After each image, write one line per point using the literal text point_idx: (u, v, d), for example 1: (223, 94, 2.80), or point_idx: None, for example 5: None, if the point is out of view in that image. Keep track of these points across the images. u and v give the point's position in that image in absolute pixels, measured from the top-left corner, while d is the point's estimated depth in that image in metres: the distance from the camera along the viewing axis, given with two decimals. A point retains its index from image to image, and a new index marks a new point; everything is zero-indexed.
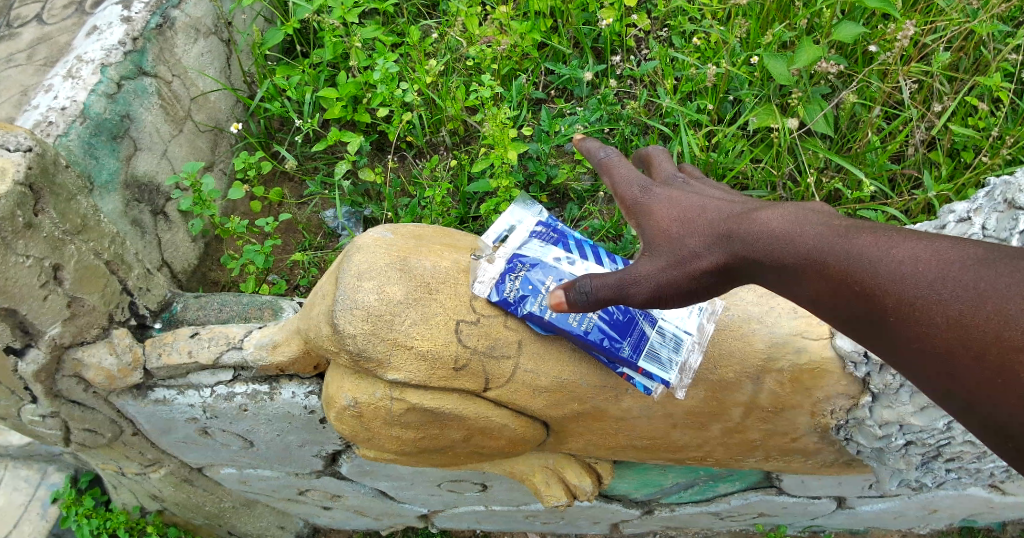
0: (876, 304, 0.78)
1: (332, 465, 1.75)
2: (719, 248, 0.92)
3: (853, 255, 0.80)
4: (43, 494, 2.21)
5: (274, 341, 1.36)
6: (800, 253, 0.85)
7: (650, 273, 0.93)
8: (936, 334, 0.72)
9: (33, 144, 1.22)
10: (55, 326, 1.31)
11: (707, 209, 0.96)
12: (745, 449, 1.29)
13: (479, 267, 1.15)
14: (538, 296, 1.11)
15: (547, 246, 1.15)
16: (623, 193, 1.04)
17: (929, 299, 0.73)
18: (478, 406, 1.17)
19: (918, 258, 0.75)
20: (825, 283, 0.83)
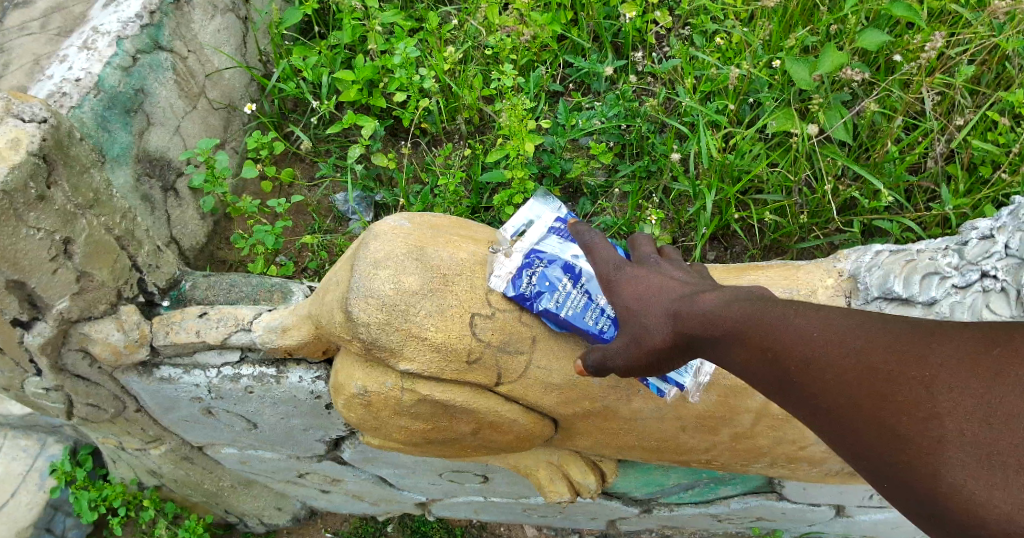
0: (791, 370, 0.83)
1: (335, 450, 1.75)
2: (668, 327, 0.94)
3: (772, 325, 0.86)
4: (41, 465, 2.19)
5: (284, 325, 1.35)
6: (730, 327, 0.89)
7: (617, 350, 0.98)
8: (840, 395, 0.78)
9: (48, 115, 1.20)
10: (63, 300, 1.30)
11: (663, 285, 0.98)
12: (752, 455, 1.29)
13: (497, 263, 1.14)
14: (555, 293, 1.09)
15: (567, 242, 1.13)
16: (599, 270, 1.05)
17: (834, 363, 0.79)
18: (488, 400, 1.16)
19: (824, 327, 0.82)
20: (748, 352, 0.87)
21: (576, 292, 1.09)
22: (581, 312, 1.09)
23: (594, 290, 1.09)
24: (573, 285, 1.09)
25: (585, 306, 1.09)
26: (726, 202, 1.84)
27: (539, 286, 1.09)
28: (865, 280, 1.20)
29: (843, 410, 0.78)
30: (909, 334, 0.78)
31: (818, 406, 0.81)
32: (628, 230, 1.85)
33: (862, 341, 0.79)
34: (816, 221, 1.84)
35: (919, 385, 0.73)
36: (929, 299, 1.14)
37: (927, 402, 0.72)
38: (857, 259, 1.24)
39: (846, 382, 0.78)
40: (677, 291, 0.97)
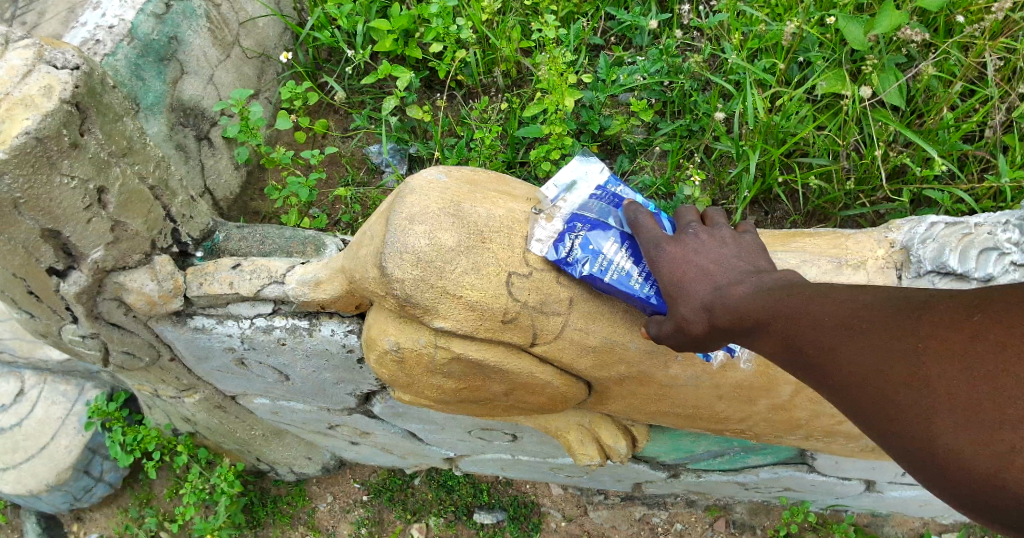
0: (806, 353, 0.82)
1: (365, 404, 1.76)
2: (701, 316, 0.92)
3: (784, 308, 0.84)
4: (79, 409, 2.23)
5: (318, 278, 1.33)
6: (752, 311, 0.87)
7: (665, 333, 0.98)
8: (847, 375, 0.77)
9: (81, 62, 1.18)
10: (98, 249, 1.30)
11: (702, 268, 0.94)
12: (789, 427, 1.26)
13: (537, 227, 1.09)
14: (599, 257, 1.05)
15: (613, 203, 1.07)
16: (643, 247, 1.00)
17: (839, 345, 0.77)
18: (523, 360, 1.15)
19: (833, 307, 0.80)
20: (769, 339, 0.86)
21: (622, 256, 1.05)
22: (626, 275, 1.04)
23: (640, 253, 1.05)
24: (618, 248, 1.05)
25: (630, 270, 1.04)
26: (770, 164, 1.77)
27: (581, 251, 1.06)
28: (918, 252, 1.14)
29: (851, 389, 0.77)
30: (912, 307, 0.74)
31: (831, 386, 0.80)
32: (666, 192, 1.80)
33: (866, 319, 0.76)
34: (863, 188, 1.77)
35: (916, 360, 0.71)
36: (986, 275, 1.09)
37: (926, 376, 0.70)
38: (911, 230, 1.18)
39: (849, 364, 0.76)
40: (711, 274, 0.93)
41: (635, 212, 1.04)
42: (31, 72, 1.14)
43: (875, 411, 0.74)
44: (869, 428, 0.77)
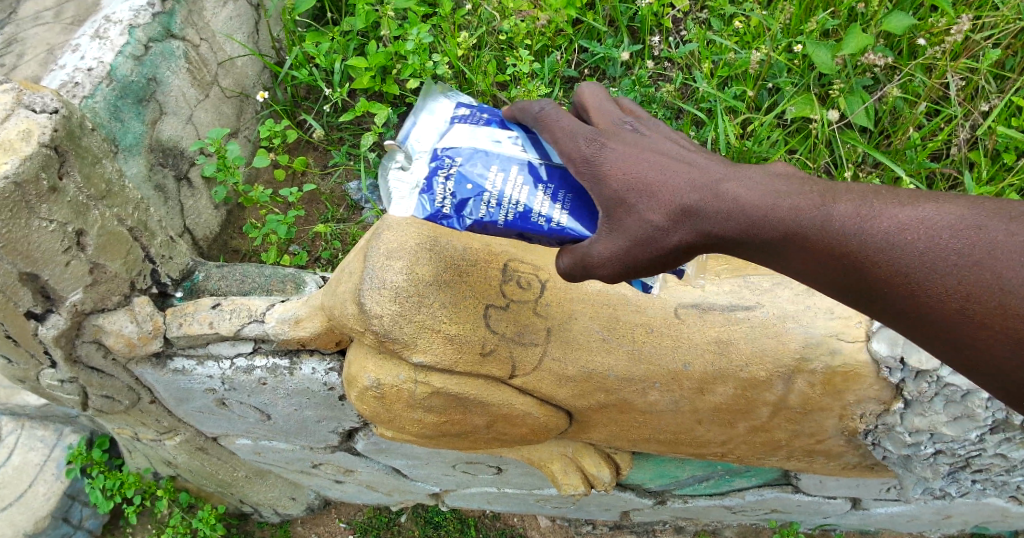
0: (832, 266, 0.76)
1: (348, 441, 1.75)
2: (686, 224, 0.80)
3: (805, 217, 0.76)
4: (58, 454, 2.19)
5: (298, 316, 1.34)
6: (760, 220, 0.78)
7: (613, 252, 0.81)
8: (884, 286, 0.73)
9: (60, 106, 1.19)
10: (77, 292, 1.30)
11: (664, 169, 0.81)
12: (769, 448, 1.27)
13: (393, 177, 0.90)
14: (482, 199, 0.87)
15: (479, 131, 0.90)
16: (564, 146, 0.84)
17: (878, 257, 0.72)
18: (502, 393, 1.16)
19: (872, 214, 0.73)
20: (813, 259, 0.77)
21: (509, 192, 0.87)
22: (524, 212, 0.87)
23: (532, 184, 0.87)
24: (501, 184, 0.87)
25: (525, 206, 0.87)
26: None
27: (456, 194, 0.87)
28: None
29: (891, 300, 0.73)
30: (957, 211, 0.71)
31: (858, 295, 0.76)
32: None
33: (906, 228, 0.71)
34: None
35: (966, 271, 0.68)
36: None
37: (975, 286, 0.68)
38: None
39: (891, 274, 0.72)
40: (681, 177, 0.81)
41: (539, 105, 0.87)
42: (10, 116, 1.15)
43: (913, 318, 0.73)
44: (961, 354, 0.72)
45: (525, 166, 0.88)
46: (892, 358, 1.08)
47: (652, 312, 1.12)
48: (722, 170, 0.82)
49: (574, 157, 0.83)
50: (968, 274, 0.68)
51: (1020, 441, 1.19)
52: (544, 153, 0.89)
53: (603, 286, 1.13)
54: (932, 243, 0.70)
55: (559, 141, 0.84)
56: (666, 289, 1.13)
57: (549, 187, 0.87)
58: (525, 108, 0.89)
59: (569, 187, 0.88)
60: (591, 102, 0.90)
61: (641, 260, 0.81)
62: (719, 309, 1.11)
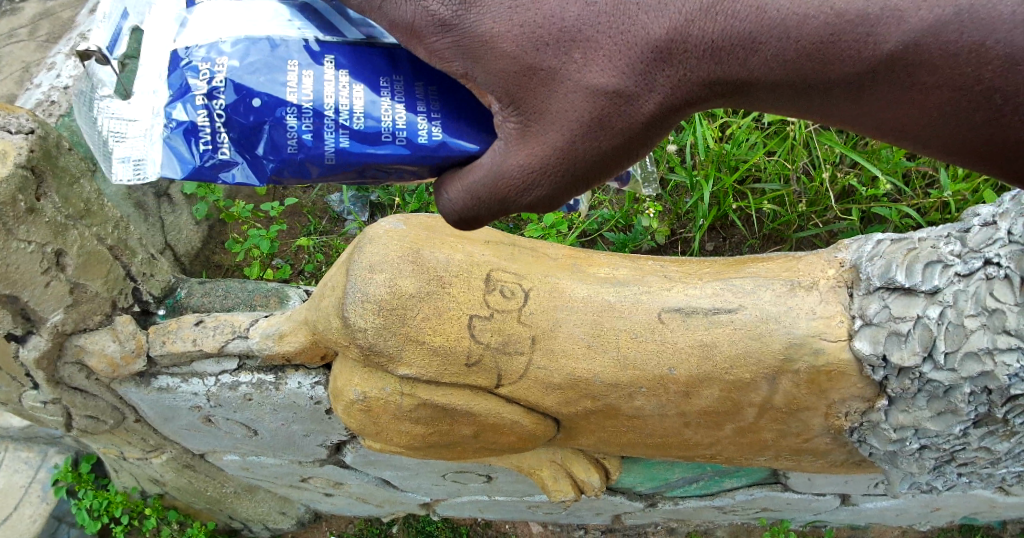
0: (943, 90, 0.64)
1: (337, 454, 1.74)
2: (655, 75, 0.67)
3: (901, 28, 0.61)
4: (43, 476, 2.18)
5: (281, 331, 1.34)
6: (809, 48, 0.64)
7: (556, 143, 0.69)
8: (1014, 104, 0.62)
9: (36, 126, 1.19)
10: (57, 313, 1.29)
11: (595, 7, 0.66)
12: (757, 448, 1.28)
13: (108, 116, 0.79)
14: (286, 120, 0.76)
15: (257, 15, 0.78)
16: (403, 12, 0.69)
17: (992, 69, 0.61)
18: (488, 402, 1.16)
19: (1016, 6, 0.59)
20: (920, 80, 0.63)
21: (325, 101, 0.77)
22: (358, 127, 0.77)
23: (355, 81, 0.77)
24: (310, 89, 0.76)
25: (357, 116, 0.77)
26: (723, 192, 1.82)
27: (235, 122, 0.77)
28: (866, 272, 1.12)
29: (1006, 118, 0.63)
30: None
31: (962, 121, 0.65)
32: (625, 224, 1.87)
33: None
34: (814, 209, 1.81)
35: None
36: (932, 288, 1.06)
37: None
38: (858, 249, 1.17)
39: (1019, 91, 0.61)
40: (649, 9, 0.66)
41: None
42: None
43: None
44: None
45: (334, 58, 0.77)
46: (874, 357, 1.08)
47: (636, 318, 1.13)
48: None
49: (424, 26, 0.69)
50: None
51: (1003, 434, 1.16)
52: (350, 33, 0.79)
53: (586, 294, 1.15)
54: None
55: (393, 6, 0.69)
56: (648, 294, 1.14)
57: (391, 81, 0.78)
58: None
59: (419, 80, 0.79)
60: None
61: (605, 140, 0.69)
62: (702, 313, 1.12)
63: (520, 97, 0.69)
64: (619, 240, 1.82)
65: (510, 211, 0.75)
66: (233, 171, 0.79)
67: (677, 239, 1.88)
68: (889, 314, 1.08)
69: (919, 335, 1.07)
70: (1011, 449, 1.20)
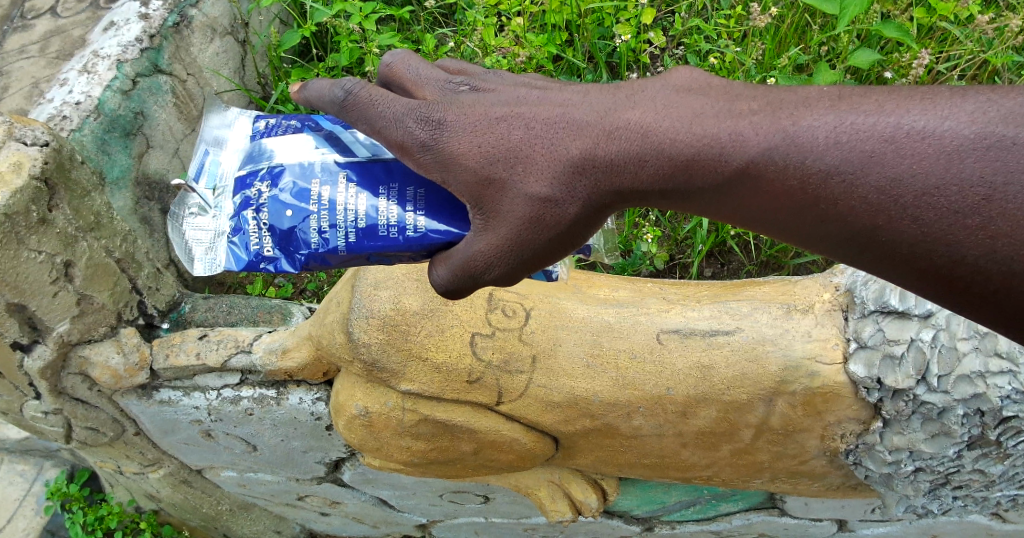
0: (783, 203, 0.68)
1: (334, 472, 1.75)
2: (573, 188, 0.72)
3: (743, 148, 0.67)
4: (38, 489, 2.20)
5: (285, 346, 1.36)
6: (675, 163, 0.70)
7: (489, 248, 0.75)
8: (840, 214, 0.65)
9: (50, 139, 1.21)
10: (63, 323, 1.31)
11: (532, 129, 0.73)
12: (753, 470, 1.29)
13: (192, 228, 0.93)
14: (306, 223, 0.84)
15: (290, 144, 0.89)
16: (390, 135, 0.76)
17: (832, 188, 0.64)
18: (488, 420, 1.17)
19: (830, 132, 0.64)
20: (770, 193, 0.68)
21: (336, 204, 0.84)
22: (364, 225, 0.83)
23: (362, 189, 0.84)
24: (325, 196, 0.84)
25: (363, 218, 0.83)
26: None
27: (271, 227, 0.86)
28: (861, 296, 1.14)
29: (862, 238, 0.65)
30: (932, 113, 0.61)
31: (813, 229, 0.68)
32: (625, 248, 1.88)
33: (872, 143, 0.63)
34: None
35: (942, 184, 0.59)
36: (925, 311, 1.09)
37: (945, 199, 0.59)
38: (853, 273, 1.18)
39: (855, 208, 0.63)
40: (563, 131, 0.73)
41: (343, 88, 0.78)
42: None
43: (889, 257, 0.64)
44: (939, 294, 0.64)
45: (348, 171, 0.85)
46: (869, 379, 1.10)
47: (635, 338, 1.15)
48: (606, 106, 0.73)
49: (409, 146, 0.75)
50: (946, 188, 0.59)
51: (997, 456, 1.18)
52: (361, 151, 0.87)
53: (588, 314, 1.16)
54: (899, 158, 0.61)
55: (382, 130, 0.76)
56: (647, 315, 1.16)
57: (389, 188, 0.84)
58: (316, 94, 0.80)
59: (409, 186, 0.84)
60: (401, 71, 0.80)
61: (526, 240, 0.73)
62: (700, 334, 1.14)
63: (473, 202, 0.75)
64: (619, 264, 1.84)
65: (472, 291, 0.80)
66: (271, 266, 0.87)
67: (676, 264, 1.90)
68: (883, 337, 1.10)
69: (913, 357, 1.10)
70: (1005, 472, 1.21)
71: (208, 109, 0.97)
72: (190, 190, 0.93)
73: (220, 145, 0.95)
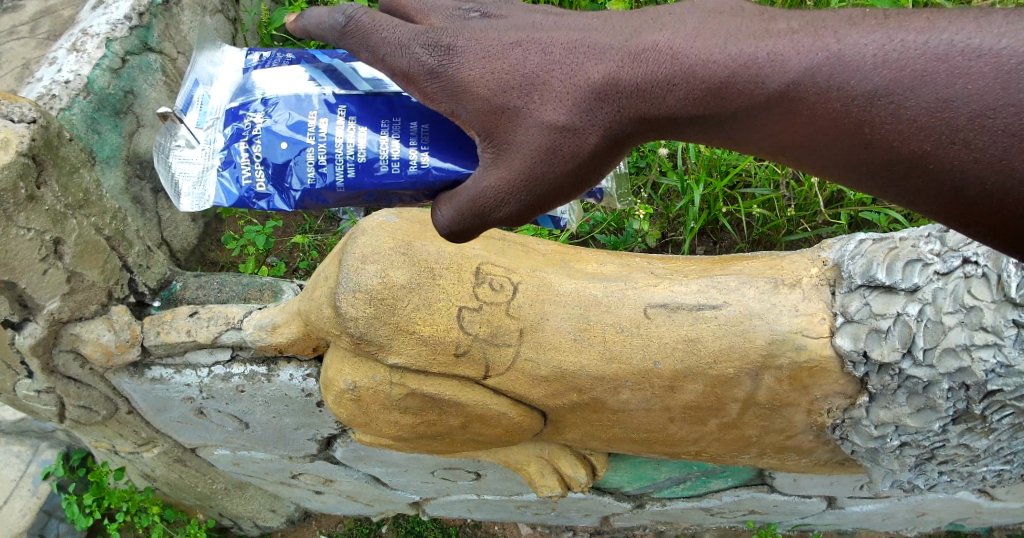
0: (818, 128, 0.67)
1: (327, 449, 1.76)
2: (594, 115, 0.72)
3: (781, 70, 0.66)
4: (34, 470, 2.21)
5: (275, 322, 1.35)
6: (706, 87, 0.69)
7: (505, 181, 0.74)
8: (883, 139, 0.63)
9: (37, 116, 1.20)
10: (54, 301, 1.31)
11: (552, 55, 0.73)
12: (741, 445, 1.30)
13: (179, 161, 0.93)
14: (302, 157, 0.87)
15: (286, 77, 0.91)
16: (395, 63, 0.76)
17: (877, 110, 0.63)
18: (476, 393, 1.18)
19: (877, 50, 0.63)
20: (807, 116, 0.67)
21: (333, 138, 0.86)
22: (362, 159, 0.85)
23: (360, 122, 0.86)
24: (323, 130, 0.87)
25: (360, 151, 0.85)
26: (715, 196, 1.84)
27: (265, 160, 0.88)
28: (848, 270, 1.14)
29: (899, 164, 0.64)
30: (987, 31, 0.59)
31: (842, 156, 0.67)
32: (617, 226, 1.89)
33: (923, 61, 0.61)
34: (803, 214, 1.83)
35: (999, 105, 0.58)
36: (911, 286, 1.09)
37: (1001, 120, 0.58)
38: (841, 247, 1.19)
39: (900, 130, 0.62)
40: (588, 57, 0.72)
41: (343, 14, 0.78)
42: None
43: (925, 186, 0.64)
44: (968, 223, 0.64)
45: (349, 104, 0.87)
46: (855, 353, 1.11)
47: (623, 312, 1.15)
48: (633, 28, 0.73)
49: (417, 74, 0.75)
50: (1002, 109, 0.58)
51: (981, 431, 1.19)
52: (362, 84, 0.88)
53: (575, 289, 1.17)
54: (952, 78, 0.60)
55: (387, 57, 0.76)
56: (635, 290, 1.17)
57: (390, 121, 0.86)
58: (315, 21, 0.80)
59: (412, 121, 0.86)
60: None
61: (544, 171, 0.73)
62: (687, 309, 1.14)
63: (489, 132, 0.75)
64: (611, 242, 1.84)
65: (482, 232, 0.80)
66: (264, 202, 0.89)
67: (668, 242, 1.90)
68: (869, 311, 1.11)
69: (899, 332, 1.10)
70: (990, 446, 1.22)
71: (199, 45, 0.98)
72: (177, 122, 0.93)
73: (212, 81, 0.96)
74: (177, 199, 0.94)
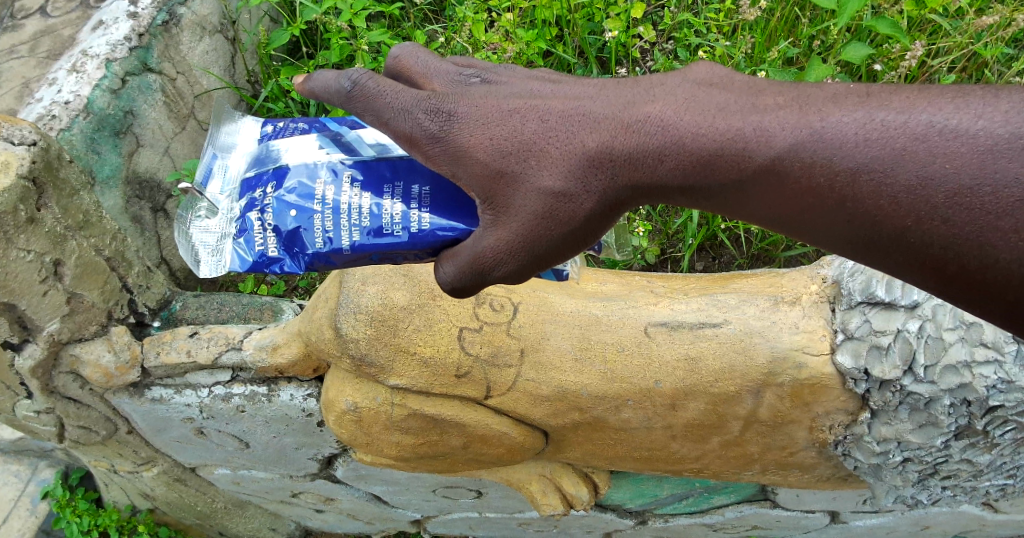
0: (806, 200, 0.67)
1: (327, 468, 1.75)
2: (590, 181, 0.73)
3: (768, 144, 0.67)
4: (33, 489, 2.21)
5: (275, 343, 1.36)
6: (696, 158, 0.70)
7: (504, 241, 0.75)
8: (868, 213, 0.64)
9: (38, 138, 1.20)
10: (54, 322, 1.30)
11: (549, 122, 0.74)
12: (743, 462, 1.29)
13: (200, 231, 0.93)
14: (310, 223, 0.85)
15: (299, 144, 0.89)
16: (399, 127, 0.76)
17: (863, 186, 0.63)
18: (478, 413, 1.18)
19: (859, 128, 0.64)
20: (796, 189, 0.67)
21: (339, 204, 0.84)
22: (368, 224, 0.84)
23: (366, 188, 0.85)
24: (329, 196, 0.85)
25: (366, 216, 0.84)
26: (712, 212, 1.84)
27: (277, 228, 0.86)
28: (850, 288, 1.13)
29: (887, 237, 0.64)
30: (964, 113, 0.61)
31: (829, 228, 0.68)
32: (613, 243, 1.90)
33: (903, 140, 0.62)
34: None
35: (976, 184, 0.59)
36: (911, 302, 1.09)
37: (978, 200, 0.59)
38: (840, 265, 1.18)
39: (885, 206, 0.63)
40: (583, 126, 0.73)
41: (349, 79, 0.77)
42: None
43: (910, 257, 0.64)
44: (951, 293, 0.64)
45: (354, 169, 0.86)
46: (856, 370, 1.10)
47: (623, 331, 1.15)
48: (626, 98, 0.74)
49: (418, 139, 0.75)
50: (979, 189, 0.59)
51: (984, 446, 1.19)
52: (367, 150, 0.87)
53: (575, 308, 1.17)
54: (931, 156, 0.61)
55: (389, 122, 0.76)
56: (635, 309, 1.17)
57: (393, 186, 0.85)
58: (321, 85, 0.79)
59: (415, 184, 0.85)
60: (411, 63, 0.81)
61: (543, 234, 0.73)
62: (688, 327, 1.14)
63: (488, 196, 0.75)
64: (611, 260, 1.85)
65: (481, 289, 0.80)
66: (277, 268, 0.87)
67: (667, 257, 1.91)
68: (869, 328, 1.11)
69: (900, 348, 1.10)
70: (992, 461, 1.22)
71: (218, 117, 0.97)
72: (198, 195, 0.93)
73: (229, 150, 0.96)
74: (196, 267, 0.93)
